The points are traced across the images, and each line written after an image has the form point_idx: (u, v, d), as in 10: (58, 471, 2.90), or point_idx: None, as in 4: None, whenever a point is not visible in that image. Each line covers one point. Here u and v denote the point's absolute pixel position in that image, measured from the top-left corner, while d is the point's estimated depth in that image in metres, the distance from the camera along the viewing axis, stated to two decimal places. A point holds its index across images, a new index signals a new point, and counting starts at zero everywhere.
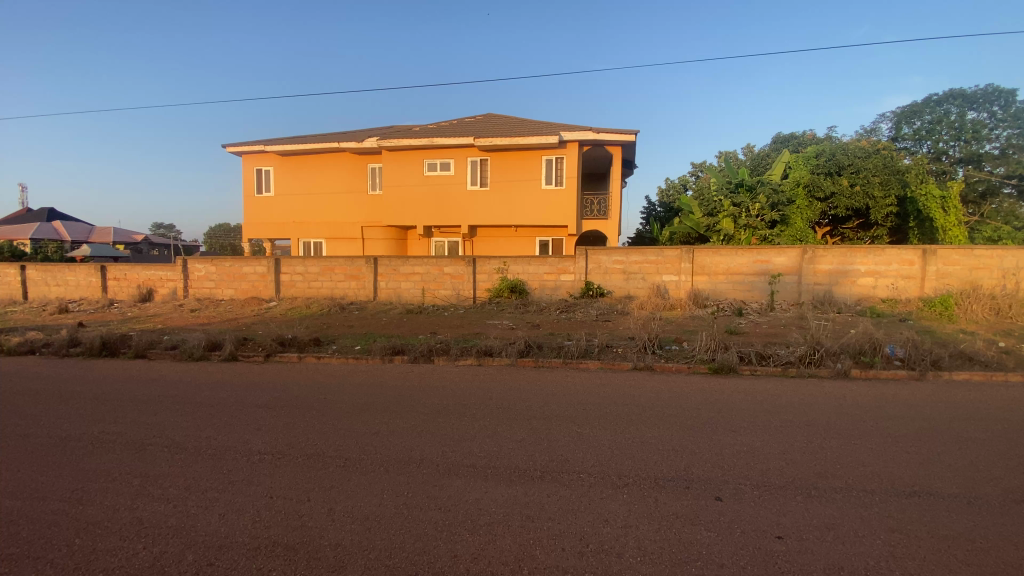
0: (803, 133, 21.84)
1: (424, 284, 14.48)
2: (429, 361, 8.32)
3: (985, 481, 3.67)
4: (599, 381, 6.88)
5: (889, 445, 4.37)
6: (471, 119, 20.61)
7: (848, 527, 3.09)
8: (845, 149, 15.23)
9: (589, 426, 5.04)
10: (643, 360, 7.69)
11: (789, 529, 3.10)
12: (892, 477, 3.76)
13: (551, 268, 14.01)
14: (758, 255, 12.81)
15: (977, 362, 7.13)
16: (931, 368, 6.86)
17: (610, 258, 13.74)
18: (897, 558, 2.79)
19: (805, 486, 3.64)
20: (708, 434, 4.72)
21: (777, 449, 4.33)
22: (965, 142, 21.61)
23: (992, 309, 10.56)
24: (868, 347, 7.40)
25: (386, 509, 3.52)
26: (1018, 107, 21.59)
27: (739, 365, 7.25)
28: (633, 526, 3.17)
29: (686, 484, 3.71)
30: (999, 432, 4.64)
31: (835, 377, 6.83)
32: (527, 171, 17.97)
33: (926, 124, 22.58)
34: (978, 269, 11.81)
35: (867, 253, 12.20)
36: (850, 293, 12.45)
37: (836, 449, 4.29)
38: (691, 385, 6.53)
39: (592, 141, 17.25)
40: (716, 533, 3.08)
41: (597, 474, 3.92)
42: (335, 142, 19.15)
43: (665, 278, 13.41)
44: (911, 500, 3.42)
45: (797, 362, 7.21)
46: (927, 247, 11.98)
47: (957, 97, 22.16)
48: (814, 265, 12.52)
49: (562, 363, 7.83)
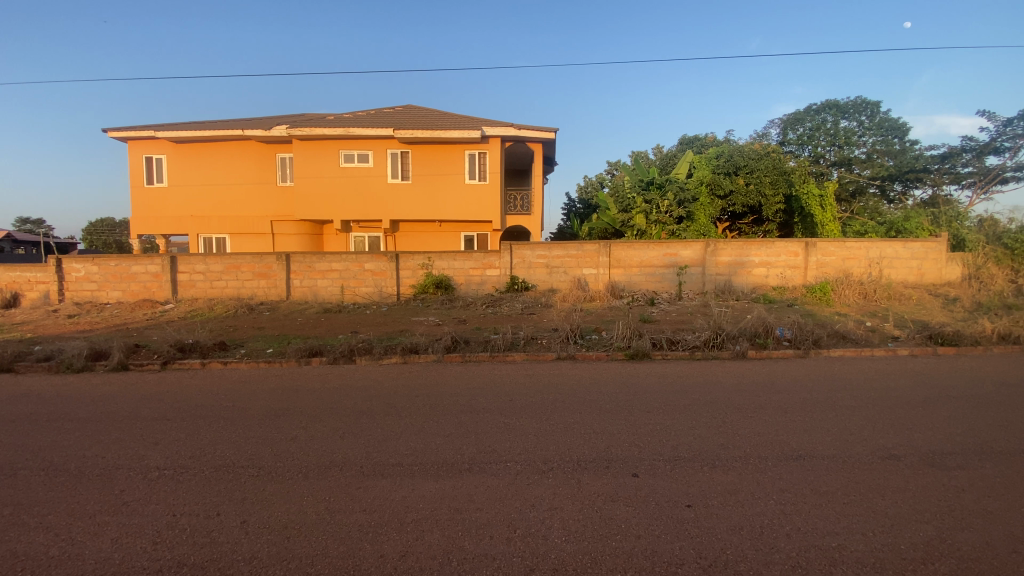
0: (705, 135, 23.59)
1: (342, 281, 13.87)
2: (350, 361, 8.03)
3: (857, 442, 4.23)
4: (525, 372, 7.02)
5: (779, 415, 4.90)
6: (390, 110, 19.96)
7: (746, 491, 3.44)
8: (740, 152, 16.79)
9: (515, 416, 5.13)
10: (566, 350, 7.95)
11: (697, 497, 3.38)
12: (781, 443, 4.23)
13: (476, 263, 14.02)
14: (667, 248, 13.73)
15: (849, 340, 8.17)
16: (813, 346, 7.76)
17: (534, 253, 14.02)
18: (786, 514, 3.15)
19: (710, 457, 3.98)
20: (626, 415, 5.01)
21: (686, 425, 4.69)
22: (839, 147, 24.53)
23: (860, 294, 12.16)
24: (762, 330, 8.20)
25: (306, 516, 3.37)
26: (881, 117, 24.56)
27: (651, 350, 7.75)
28: (557, 508, 3.29)
29: (606, 464, 3.92)
30: (864, 399, 5.39)
31: (735, 357, 7.54)
32: (449, 165, 17.78)
33: (807, 130, 25.38)
34: (849, 259, 13.49)
35: (759, 246, 13.51)
36: (746, 283, 13.69)
37: (735, 422, 4.74)
38: (610, 371, 6.91)
39: (514, 137, 17.42)
40: (634, 507, 3.28)
41: (523, 462, 4.01)
42: (239, 130, 17.72)
43: (585, 272, 13.94)
44: (798, 463, 3.86)
45: (702, 346, 7.84)
46: (809, 241, 13.50)
47: (832, 107, 25.05)
48: (715, 257, 13.63)
49: (489, 356, 7.90)
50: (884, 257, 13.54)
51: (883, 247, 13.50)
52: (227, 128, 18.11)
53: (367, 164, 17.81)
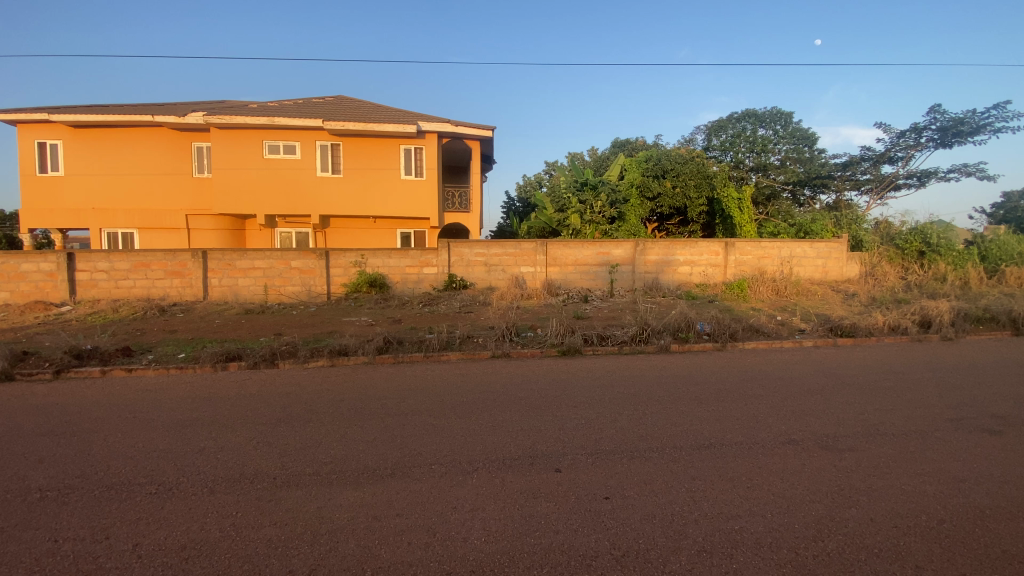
0: (637, 138, 24.53)
1: (267, 280, 13.10)
2: (273, 365, 7.58)
3: (763, 429, 4.55)
4: (458, 371, 6.96)
5: (695, 405, 5.18)
6: (320, 100, 19.08)
7: (661, 480, 3.59)
8: (667, 156, 17.65)
9: (444, 416, 5.06)
10: (500, 348, 7.96)
11: (615, 488, 3.48)
12: (696, 432, 4.46)
13: (412, 261, 13.74)
14: (600, 247, 14.14)
15: (762, 333, 8.80)
16: (729, 339, 8.29)
17: (472, 251, 13.94)
18: (696, 500, 3.32)
19: (630, 449, 4.12)
20: (554, 411, 5.08)
21: (610, 418, 4.83)
22: (757, 153, 26.28)
23: (773, 290, 13.13)
24: (685, 325, 8.63)
25: (210, 534, 3.13)
26: (793, 127, 26.60)
27: (582, 346, 7.92)
28: (479, 509, 3.27)
29: (531, 461, 3.95)
30: (771, 388, 5.80)
31: (659, 351, 7.90)
32: (383, 159, 17.27)
33: (729, 137, 27.06)
34: (763, 258, 14.54)
35: (684, 245, 14.24)
36: (672, 280, 14.38)
37: (655, 414, 4.94)
38: (543, 368, 7.00)
39: (451, 133, 17.23)
40: (555, 502, 3.32)
41: (447, 463, 3.96)
42: (149, 115, 16.24)
43: (522, 270, 14.04)
44: (709, 450, 4.09)
45: (630, 340, 8.14)
46: (728, 241, 14.40)
47: (751, 117, 26.87)
48: (644, 256, 14.21)
49: (422, 357, 7.74)
50: (794, 256, 14.69)
51: (793, 247, 14.65)
52: (135, 112, 16.54)
53: (295, 156, 16.93)
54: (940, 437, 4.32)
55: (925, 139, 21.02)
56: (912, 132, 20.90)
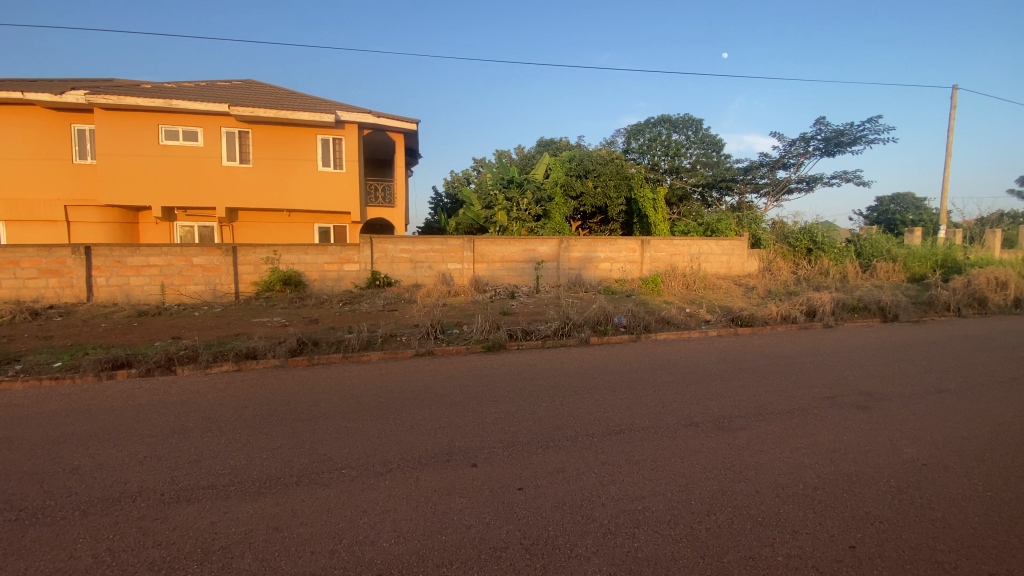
0: (561, 138, 25.12)
1: (164, 279, 11.93)
2: (169, 371, 6.92)
3: (669, 414, 4.84)
4: (378, 371, 6.75)
5: (609, 394, 5.41)
6: (226, 84, 17.67)
7: (572, 468, 3.71)
8: (589, 157, 18.38)
9: (359, 418, 4.89)
10: (424, 346, 7.82)
11: (528, 479, 3.55)
12: (607, 420, 4.65)
13: (331, 257, 13.14)
14: (527, 244, 14.33)
15: (673, 324, 9.38)
16: (644, 331, 8.75)
17: (397, 247, 13.57)
18: (604, 485, 3.47)
19: (545, 439, 4.21)
20: (474, 407, 5.09)
21: (528, 410, 4.92)
22: (671, 156, 27.88)
23: (684, 285, 14.02)
24: (603, 318, 8.97)
25: (81, 561, 2.79)
26: (702, 133, 28.52)
27: (507, 342, 7.98)
28: (391, 510, 3.19)
29: (447, 457, 3.93)
30: (678, 375, 6.20)
31: (580, 344, 8.16)
32: (299, 150, 16.33)
33: (646, 141, 28.49)
34: (675, 254, 15.52)
35: (605, 243, 14.82)
36: (594, 276, 14.91)
37: (571, 404, 5.10)
38: (466, 364, 6.98)
39: (372, 125, 16.65)
40: (468, 497, 3.32)
41: (360, 466, 3.83)
42: (16, 91, 14.19)
43: (449, 266, 13.89)
44: (620, 436, 4.29)
45: (552, 335, 8.34)
46: (644, 238, 15.19)
47: (666, 122, 28.44)
48: (568, 253, 14.62)
49: (340, 357, 7.41)
50: (702, 253, 15.80)
51: (701, 245, 15.75)
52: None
53: (196, 143, 15.55)
54: (818, 413, 4.84)
55: (812, 147, 23.41)
56: (802, 141, 23.21)
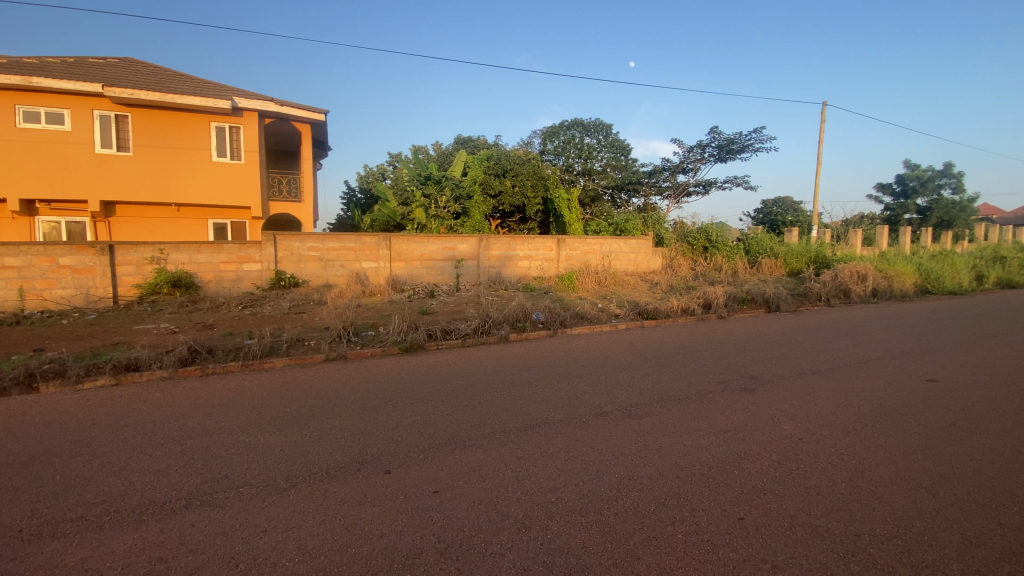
0: (478, 137, 25.15)
1: (21, 282, 10.27)
2: (27, 390, 5.95)
3: (582, 405, 5.02)
4: (285, 378, 6.33)
5: (526, 390, 5.51)
6: (97, 60, 15.59)
7: (489, 466, 3.71)
8: (507, 156, 18.40)
9: (261, 431, 4.54)
10: (336, 349, 7.45)
11: (444, 481, 3.50)
12: (523, 415, 4.72)
13: (229, 257, 12.10)
14: (446, 242, 14.14)
15: (587, 319, 9.77)
16: (560, 327, 9.03)
17: (304, 245, 12.79)
18: (519, 480, 3.51)
19: (462, 439, 4.18)
20: (388, 411, 4.93)
21: (445, 411, 4.85)
22: (584, 159, 28.94)
23: (597, 281, 14.65)
24: (522, 315, 9.09)
25: None
26: (612, 137, 29.93)
27: (425, 342, 7.83)
28: (295, 527, 2.99)
29: (358, 466, 3.76)
30: (591, 368, 6.46)
31: (499, 342, 8.23)
32: (189, 138, 14.83)
33: (560, 143, 29.36)
34: (589, 252, 16.17)
35: (523, 241, 15.07)
36: (513, 274, 15.10)
37: (488, 402, 5.11)
38: (382, 367, 6.76)
39: (275, 114, 15.54)
40: (381, 505, 3.21)
41: (260, 483, 3.54)
42: None
43: (363, 265, 13.34)
44: (535, 431, 4.37)
45: (472, 333, 8.31)
46: (560, 237, 15.66)
47: (578, 126, 29.66)
48: (487, 251, 14.66)
49: (241, 366, 6.83)
50: (613, 251, 16.63)
51: (612, 243, 16.57)
52: None
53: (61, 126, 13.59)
54: (713, 397, 5.27)
55: (707, 154, 25.49)
56: (698, 148, 25.21)
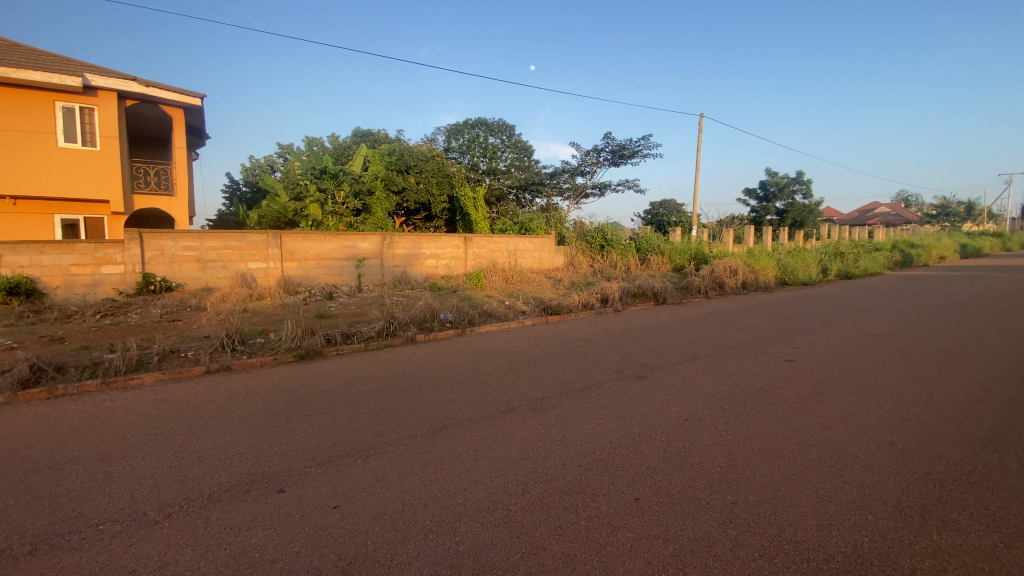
0: (378, 132, 24.30)
1: None
2: None
3: (489, 403, 5.05)
4: (158, 395, 5.61)
5: (431, 391, 5.41)
6: None
7: (394, 474, 3.59)
8: (410, 152, 18.26)
9: (129, 457, 3.97)
10: (219, 360, 6.73)
11: (345, 495, 3.32)
12: (430, 419, 4.63)
13: (83, 257, 10.48)
14: (345, 241, 13.47)
15: (494, 317, 9.85)
16: (468, 325, 9.00)
17: (178, 244, 11.43)
18: (426, 485, 3.44)
19: (364, 449, 4.00)
20: (282, 424, 4.57)
21: (345, 420, 4.61)
22: (488, 158, 29.07)
23: (504, 279, 14.85)
24: (429, 314, 8.91)
25: None
26: (515, 138, 30.48)
27: (324, 347, 7.36)
28: (170, 563, 2.66)
29: (247, 488, 3.44)
30: (498, 365, 6.54)
31: (405, 343, 8.00)
32: (27, 119, 12.53)
33: (465, 142, 29.33)
34: (496, 251, 16.35)
35: (429, 239, 14.81)
36: (419, 273, 14.77)
37: (393, 407, 4.94)
38: (274, 376, 6.25)
39: (139, 96, 13.70)
40: (274, 527, 2.97)
41: (127, 518, 3.10)
42: None
43: (250, 266, 12.24)
44: (441, 433, 4.30)
45: (376, 336, 7.99)
46: (467, 236, 15.64)
47: (482, 125, 29.80)
48: (391, 249, 14.19)
49: (101, 384, 5.92)
50: (519, 250, 16.98)
51: (518, 242, 16.90)
52: None
53: None
54: (611, 387, 5.58)
55: (603, 158, 26.96)
56: (595, 152, 26.57)
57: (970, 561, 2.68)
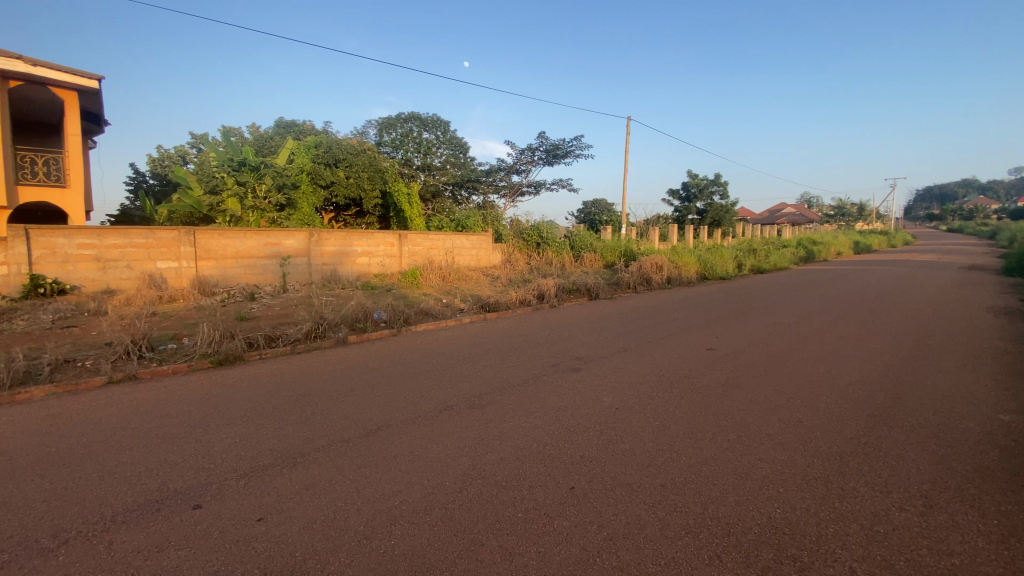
0: (303, 123, 23.14)
1: None
2: None
3: (426, 402, 4.96)
4: (49, 410, 4.98)
5: (365, 393, 5.23)
6: None
7: (324, 481, 3.43)
8: (338, 145, 17.51)
9: (12, 481, 3.49)
10: (123, 369, 6.10)
11: (271, 506, 3.13)
12: (363, 421, 4.48)
13: None
14: (268, 238, 12.70)
15: (431, 315, 9.69)
16: (404, 325, 8.79)
17: (72, 241, 10.24)
18: (358, 490, 3.31)
19: (292, 457, 3.78)
20: (199, 435, 4.22)
21: (271, 428, 4.35)
22: (423, 154, 28.58)
23: (440, 277, 14.65)
24: (362, 315, 8.60)
25: None
26: (450, 134, 30.20)
27: (245, 352, 6.89)
28: None
29: (158, 506, 3.14)
30: (434, 363, 6.45)
31: (336, 345, 7.67)
32: None
33: (398, 136, 28.72)
34: (432, 248, 16.10)
35: (360, 236, 14.29)
36: (350, 271, 14.22)
37: (323, 412, 4.72)
38: (189, 384, 5.77)
39: (24, 76, 12.09)
40: (190, 547, 2.73)
41: (11, 549, 2.72)
42: None
43: (160, 266, 11.21)
44: (375, 436, 4.16)
45: (303, 338, 7.57)
46: (401, 232, 15.27)
47: (415, 119, 29.33)
48: (319, 247, 13.56)
49: None
50: (455, 247, 16.83)
51: (454, 239, 16.76)
52: None
53: None
54: (547, 380, 5.68)
55: (537, 157, 27.37)
56: (529, 151, 26.89)
57: (865, 524, 2.99)
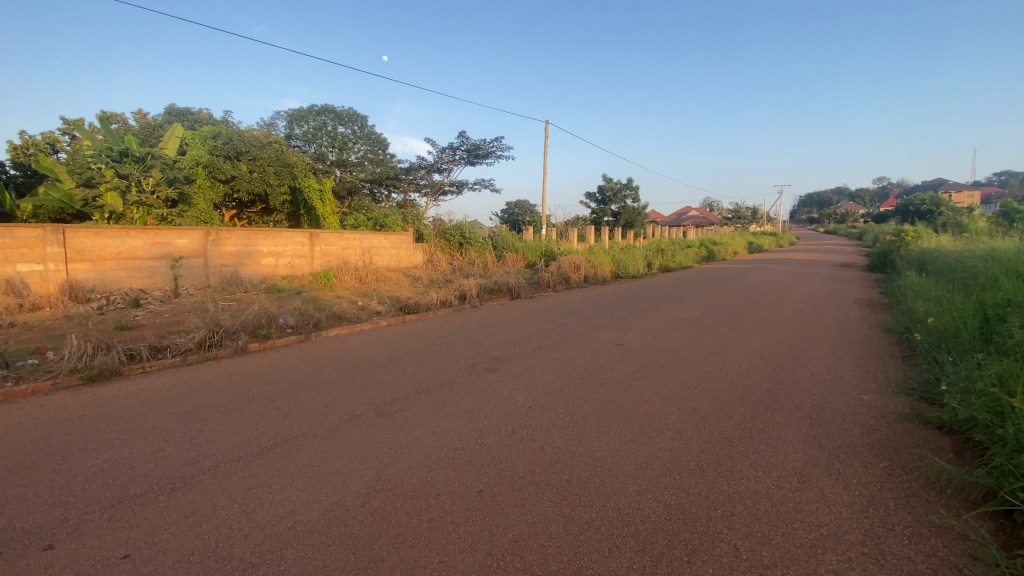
0: (200, 111, 21.23)
1: None
2: None
3: (331, 413, 4.71)
4: None
5: (264, 406, 4.87)
6: None
7: (210, 506, 3.13)
8: (240, 136, 16.29)
9: None
10: None
11: (142, 539, 2.80)
12: (259, 437, 4.15)
13: None
14: (156, 237, 11.49)
15: (344, 319, 9.24)
16: (313, 330, 8.31)
17: None
18: (248, 513, 3.05)
19: (172, 482, 3.41)
20: (57, 464, 3.68)
21: (149, 450, 3.90)
22: (338, 150, 27.35)
23: (356, 278, 14.04)
24: (265, 321, 8.00)
25: None
26: (368, 130, 29.08)
27: (123, 366, 6.15)
28: None
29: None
30: (345, 370, 6.16)
31: (235, 354, 7.08)
32: None
33: (310, 129, 27.27)
34: (347, 248, 15.39)
35: (266, 236, 13.33)
36: (255, 274, 13.23)
37: (213, 429, 4.32)
38: (50, 405, 5.03)
39: None
40: None
41: None
42: None
43: (21, 269, 9.74)
44: (271, 452, 3.87)
45: (196, 348, 6.92)
46: (312, 231, 14.45)
47: (330, 113, 27.74)
48: (218, 247, 12.49)
49: None
50: (373, 247, 16.23)
51: (372, 239, 16.15)
52: None
53: None
54: (462, 382, 5.62)
55: (459, 156, 27.20)
56: (450, 150, 26.62)
57: (748, 504, 3.24)
